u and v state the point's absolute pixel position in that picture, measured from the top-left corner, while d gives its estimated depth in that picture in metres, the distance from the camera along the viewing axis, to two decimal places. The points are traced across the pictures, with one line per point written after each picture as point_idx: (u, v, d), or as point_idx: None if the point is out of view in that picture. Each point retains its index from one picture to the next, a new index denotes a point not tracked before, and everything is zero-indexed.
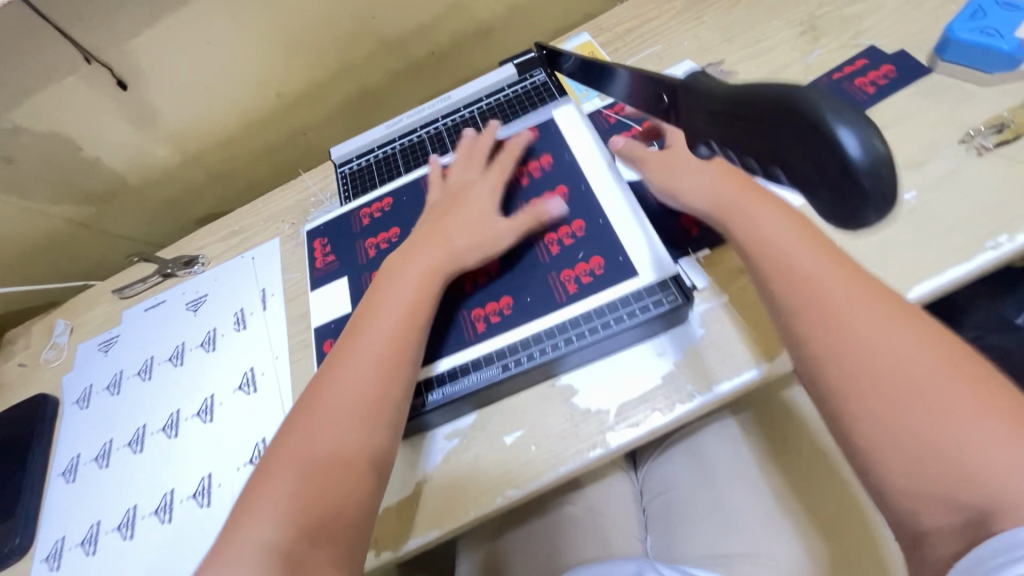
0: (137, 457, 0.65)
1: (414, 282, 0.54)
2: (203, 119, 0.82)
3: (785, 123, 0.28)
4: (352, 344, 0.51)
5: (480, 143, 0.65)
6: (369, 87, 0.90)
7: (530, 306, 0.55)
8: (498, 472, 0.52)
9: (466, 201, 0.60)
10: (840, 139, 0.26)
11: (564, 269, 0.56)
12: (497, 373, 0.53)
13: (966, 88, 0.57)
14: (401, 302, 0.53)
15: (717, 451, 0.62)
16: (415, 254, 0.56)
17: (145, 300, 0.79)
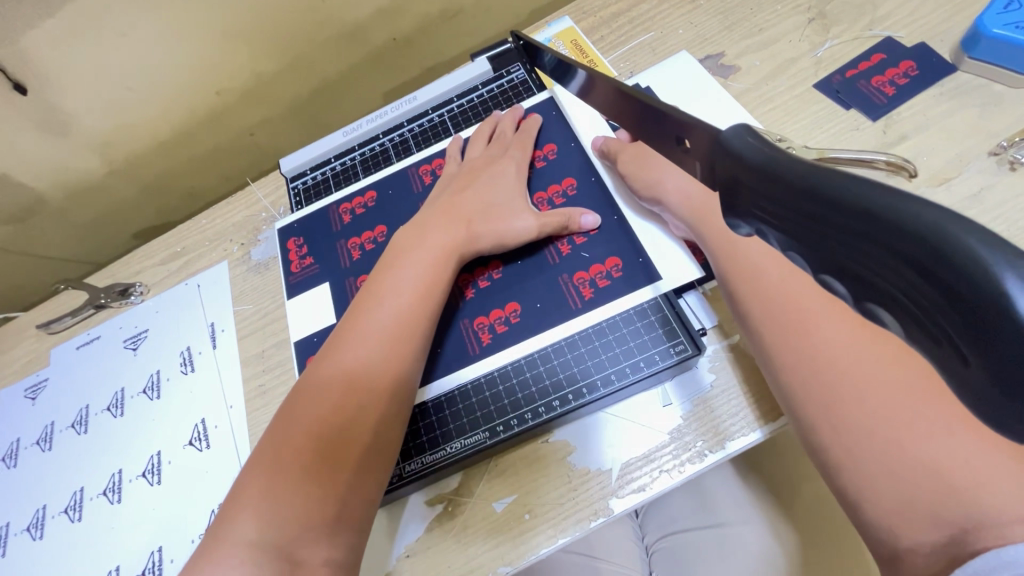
0: (76, 527, 0.57)
1: (408, 296, 0.49)
2: (128, 124, 0.71)
3: (904, 255, 0.16)
4: (358, 342, 0.47)
5: (479, 132, 0.60)
6: (322, 79, 0.79)
7: (522, 349, 0.50)
8: (487, 546, 0.46)
9: (467, 192, 0.55)
10: (1002, 288, 0.14)
11: (577, 271, 0.52)
12: (485, 440, 0.48)
13: (994, 89, 0.51)
14: (408, 299, 0.49)
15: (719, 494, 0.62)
16: (421, 247, 0.52)
17: (77, 336, 0.69)
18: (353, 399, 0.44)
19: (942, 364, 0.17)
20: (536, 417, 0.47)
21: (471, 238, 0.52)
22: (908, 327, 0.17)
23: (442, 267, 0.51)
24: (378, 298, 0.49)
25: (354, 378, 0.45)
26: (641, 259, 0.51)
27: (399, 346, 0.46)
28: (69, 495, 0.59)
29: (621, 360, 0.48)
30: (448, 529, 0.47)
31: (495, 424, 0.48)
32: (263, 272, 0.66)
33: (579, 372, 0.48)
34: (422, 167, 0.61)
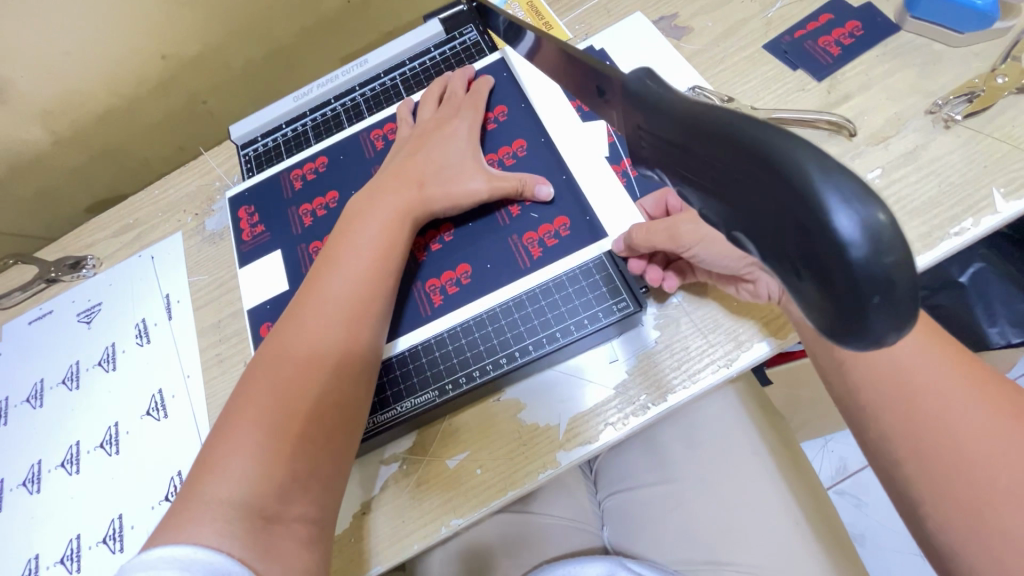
0: (35, 498, 0.57)
1: (368, 260, 0.49)
2: (70, 91, 0.69)
3: (759, 179, 0.19)
4: (318, 306, 0.46)
5: (430, 93, 0.59)
6: (275, 43, 0.77)
7: (470, 311, 0.51)
8: (441, 500, 0.47)
9: (419, 156, 0.54)
10: (830, 218, 0.17)
11: (526, 232, 0.53)
12: (434, 399, 0.48)
13: (934, 49, 0.52)
14: (367, 257, 0.48)
15: (669, 446, 0.64)
16: (375, 207, 0.51)
17: (29, 311, 0.68)
18: (309, 355, 0.43)
19: (792, 286, 0.20)
20: (484, 375, 0.48)
21: (423, 201, 0.52)
22: (766, 253, 0.21)
23: (399, 227, 0.50)
24: (334, 264, 0.48)
25: (313, 338, 0.44)
26: (590, 218, 0.51)
27: (359, 302, 0.47)
28: (27, 468, 0.59)
29: (565, 315, 0.49)
30: (402, 486, 0.48)
31: (444, 384, 0.49)
32: (217, 242, 0.65)
33: (527, 331, 0.49)
34: (373, 133, 0.60)
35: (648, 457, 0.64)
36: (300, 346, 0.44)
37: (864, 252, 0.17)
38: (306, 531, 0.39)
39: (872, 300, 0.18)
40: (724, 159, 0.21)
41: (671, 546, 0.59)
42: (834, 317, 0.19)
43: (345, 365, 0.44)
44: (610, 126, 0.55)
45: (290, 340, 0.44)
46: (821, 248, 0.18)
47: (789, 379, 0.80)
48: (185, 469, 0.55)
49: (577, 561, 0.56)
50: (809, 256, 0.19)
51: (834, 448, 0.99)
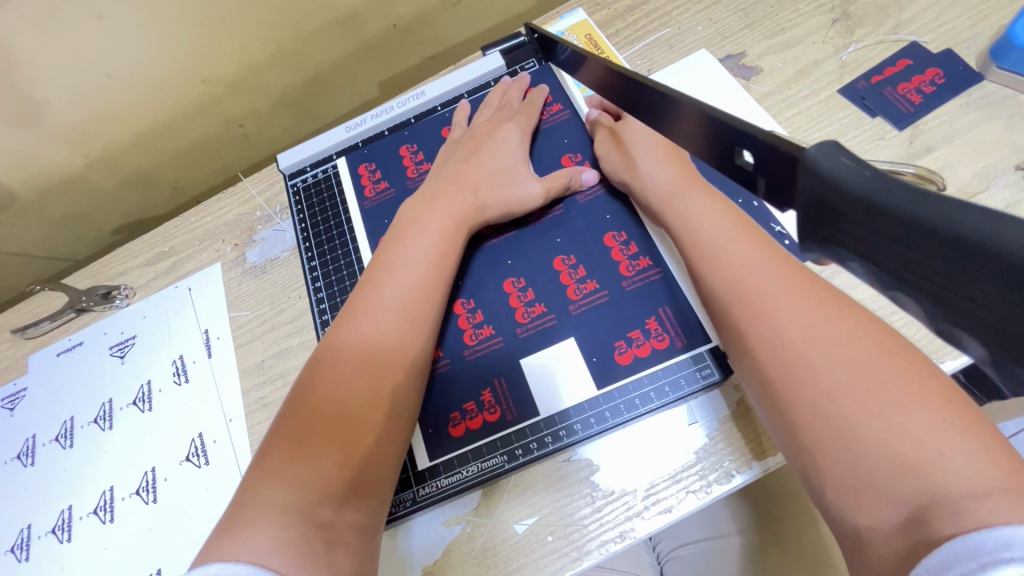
0: (66, 548, 0.54)
1: (426, 252, 0.49)
2: (107, 113, 0.66)
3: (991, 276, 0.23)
4: (375, 306, 0.46)
5: (507, 96, 0.58)
6: (318, 67, 0.74)
7: (517, 309, 0.50)
8: (510, 568, 0.44)
9: (473, 160, 0.54)
10: None
11: (579, 264, 0.50)
12: (503, 463, 0.46)
13: (1021, 101, 0.51)
14: (424, 259, 0.48)
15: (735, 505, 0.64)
16: (431, 209, 0.51)
17: (57, 342, 0.65)
18: (368, 360, 0.43)
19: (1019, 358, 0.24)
20: (555, 441, 0.46)
21: (478, 207, 0.51)
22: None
23: (456, 226, 0.50)
24: (388, 270, 0.48)
25: (361, 354, 0.43)
26: (654, 266, 0.49)
27: (420, 305, 0.46)
28: (57, 514, 0.56)
29: (617, 337, 0.47)
30: (465, 553, 0.45)
31: (514, 448, 0.46)
32: (260, 275, 0.63)
33: (565, 342, 0.48)
34: (404, 157, 0.59)
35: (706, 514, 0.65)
36: (359, 356, 0.43)
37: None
38: (357, 538, 0.38)
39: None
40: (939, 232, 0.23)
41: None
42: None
43: (393, 368, 0.43)
44: None
45: (342, 352, 0.44)
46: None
47: None
48: None
49: None
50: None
51: None
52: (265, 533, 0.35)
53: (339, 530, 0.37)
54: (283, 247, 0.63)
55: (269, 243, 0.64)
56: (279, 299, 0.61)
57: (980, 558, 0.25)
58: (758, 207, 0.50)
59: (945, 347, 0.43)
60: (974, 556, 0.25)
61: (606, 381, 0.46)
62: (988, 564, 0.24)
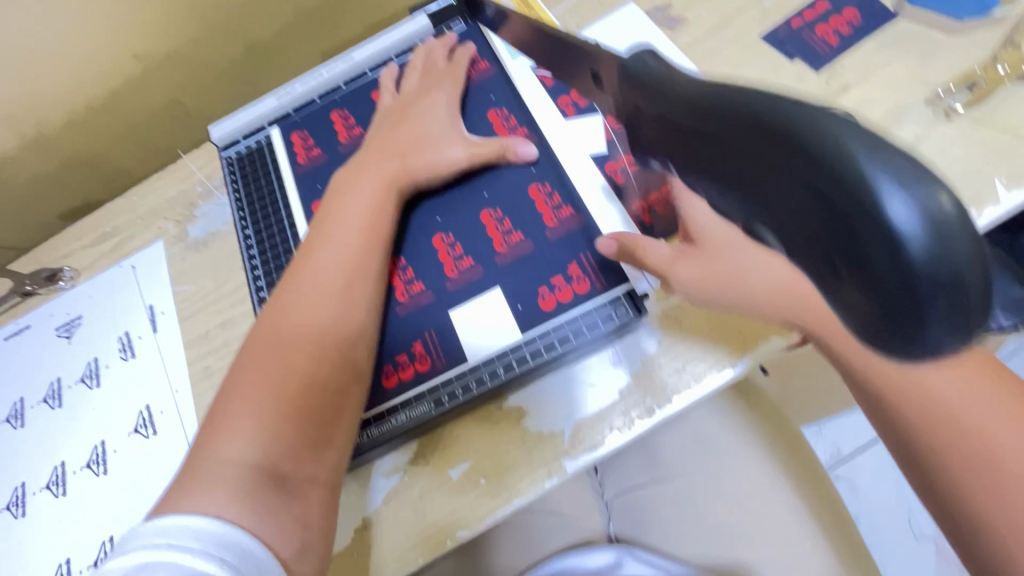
0: (21, 523, 0.55)
1: (363, 209, 0.49)
2: (39, 94, 0.65)
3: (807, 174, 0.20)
4: (312, 271, 0.46)
5: (434, 57, 0.59)
6: (253, 40, 0.73)
7: (446, 263, 0.51)
8: (445, 511, 0.46)
9: (403, 124, 0.54)
10: (886, 205, 0.18)
11: (507, 219, 0.51)
12: (430, 410, 0.47)
13: (933, 37, 0.52)
14: (358, 223, 0.48)
15: (676, 445, 0.64)
16: (362, 176, 0.51)
17: (5, 326, 0.65)
18: (306, 329, 0.43)
19: (831, 283, 0.22)
20: (480, 385, 0.47)
21: (407, 170, 0.51)
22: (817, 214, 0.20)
23: (388, 187, 0.50)
24: (324, 236, 0.48)
25: (302, 323, 0.43)
26: (575, 214, 0.50)
27: (359, 265, 0.47)
28: (11, 491, 0.57)
29: (541, 283, 0.49)
30: (404, 499, 0.47)
31: (440, 395, 0.47)
32: (201, 249, 0.63)
33: (495, 290, 0.49)
34: (335, 122, 0.60)
35: (647, 456, 0.65)
36: (298, 322, 0.43)
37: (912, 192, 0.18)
38: (314, 491, 0.39)
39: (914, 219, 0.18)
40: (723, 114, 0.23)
41: (686, 539, 0.59)
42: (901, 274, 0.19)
43: (333, 327, 0.44)
44: (606, 124, 0.54)
45: (284, 328, 0.43)
46: (852, 215, 0.19)
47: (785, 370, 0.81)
48: None
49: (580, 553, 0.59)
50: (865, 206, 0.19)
51: (829, 435, 1.04)
52: (221, 487, 0.35)
53: (297, 484, 0.38)
54: (224, 220, 0.63)
55: (210, 217, 0.64)
56: (222, 271, 0.61)
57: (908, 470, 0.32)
58: None
59: None
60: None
61: (531, 326, 0.48)
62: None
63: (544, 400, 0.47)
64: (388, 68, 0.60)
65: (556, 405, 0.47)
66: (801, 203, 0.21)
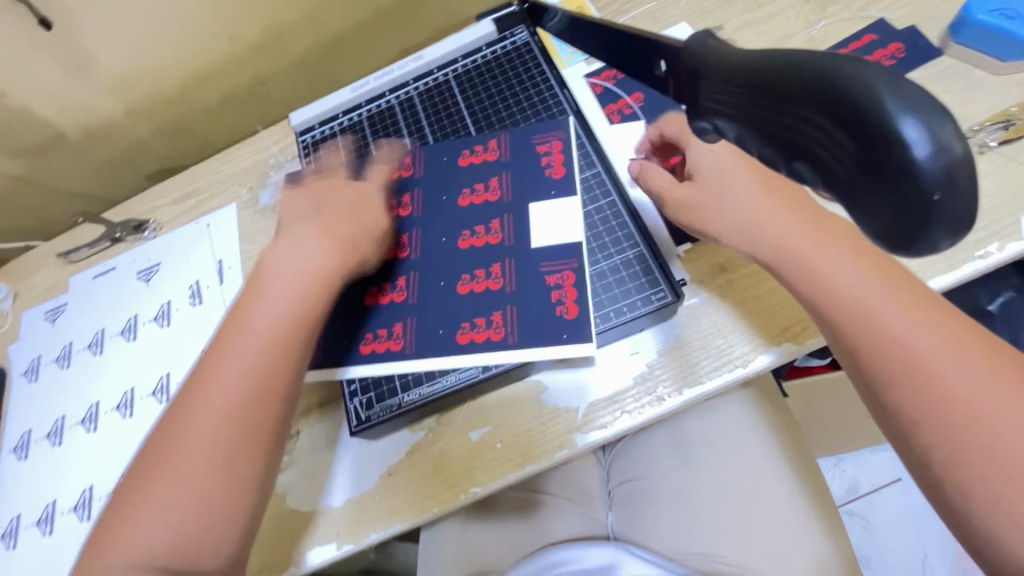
0: (92, 436, 0.63)
1: (294, 282, 0.46)
2: (146, 67, 0.74)
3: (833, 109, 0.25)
4: (242, 341, 0.44)
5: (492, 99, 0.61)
6: (334, 33, 0.81)
7: (443, 331, 0.51)
8: (462, 467, 0.51)
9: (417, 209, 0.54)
10: (903, 132, 0.23)
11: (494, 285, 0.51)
12: (477, 373, 0.51)
13: (975, 75, 0.53)
14: (285, 307, 0.45)
15: (670, 446, 0.67)
16: (301, 247, 0.48)
17: (94, 266, 0.74)
18: (230, 398, 0.41)
19: (861, 200, 0.26)
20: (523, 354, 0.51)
21: (333, 274, 0.48)
22: (828, 180, 0.27)
23: (317, 276, 0.47)
24: (257, 301, 0.46)
25: (223, 383, 0.42)
26: (579, 314, 0.48)
27: (280, 358, 0.43)
28: (86, 408, 0.65)
29: (491, 322, 0.50)
30: (426, 454, 0.52)
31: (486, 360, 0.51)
32: (270, 215, 0.70)
33: (464, 358, 0.49)
34: (401, 148, 0.63)
35: (640, 455, 0.69)
36: (225, 390, 0.42)
37: (932, 162, 0.23)
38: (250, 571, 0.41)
39: (933, 197, 0.23)
40: (769, 88, 0.28)
41: (673, 536, 0.60)
42: (899, 228, 0.25)
43: (265, 402, 0.42)
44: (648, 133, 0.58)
45: (219, 379, 0.42)
46: (872, 129, 0.24)
47: (806, 392, 0.81)
48: None
49: (578, 546, 0.58)
50: (878, 183, 0.25)
51: (847, 468, 1.03)
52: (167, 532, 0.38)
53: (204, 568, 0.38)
54: None
55: (280, 187, 0.71)
56: None
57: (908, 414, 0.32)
58: None
59: None
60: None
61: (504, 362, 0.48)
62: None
63: (569, 384, 0.51)
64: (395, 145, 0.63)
65: (578, 391, 0.51)
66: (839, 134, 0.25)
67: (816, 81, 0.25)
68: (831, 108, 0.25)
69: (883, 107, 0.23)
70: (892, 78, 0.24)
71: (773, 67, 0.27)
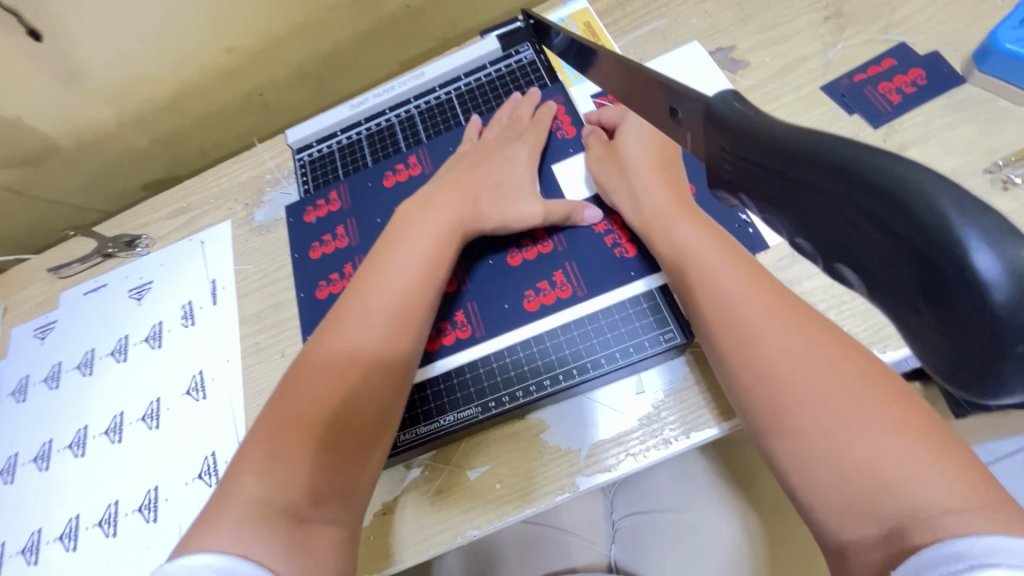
0: (79, 462, 0.61)
1: (432, 236, 0.52)
2: (140, 77, 0.72)
3: (892, 223, 0.20)
4: (363, 309, 0.49)
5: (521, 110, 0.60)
6: (334, 44, 0.78)
7: (518, 307, 0.53)
8: (458, 509, 0.49)
9: (481, 177, 0.56)
10: (972, 262, 0.18)
11: (540, 279, 0.54)
12: (477, 414, 0.50)
13: (1000, 105, 0.51)
14: (419, 266, 0.51)
15: (675, 480, 0.66)
16: (428, 215, 0.54)
17: (85, 282, 0.72)
18: (352, 353, 0.46)
19: (913, 320, 0.22)
20: (526, 395, 0.49)
21: (477, 216, 0.54)
22: (874, 290, 0.22)
23: (451, 234, 0.53)
24: (381, 273, 0.51)
25: (360, 334, 0.47)
26: (637, 252, 0.53)
27: (409, 307, 0.49)
28: (74, 432, 0.63)
29: (529, 287, 0.54)
30: (422, 493, 0.50)
31: (487, 401, 0.50)
32: (265, 234, 0.68)
33: (544, 322, 0.52)
34: (398, 162, 0.63)
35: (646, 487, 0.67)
36: (356, 336, 0.47)
37: (1012, 305, 0.18)
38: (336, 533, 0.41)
39: (1009, 343, 0.19)
40: (803, 176, 0.22)
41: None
42: (959, 362, 0.21)
43: (375, 367, 0.46)
44: None
45: (343, 330, 0.48)
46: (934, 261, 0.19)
47: None
48: (219, 451, 0.57)
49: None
50: (937, 314, 0.20)
51: None
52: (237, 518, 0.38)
53: (315, 527, 0.40)
54: None
55: (276, 205, 0.69)
56: (280, 255, 0.66)
57: (967, 560, 0.25)
58: None
59: (887, 337, 0.45)
60: (962, 557, 0.26)
61: (525, 329, 0.52)
62: (975, 565, 0.25)
63: (567, 421, 0.49)
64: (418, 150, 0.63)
65: (581, 437, 0.48)
66: (892, 251, 0.20)
67: (891, 182, 0.20)
68: (890, 219, 0.20)
69: (951, 235, 0.18)
70: (962, 193, 0.19)
71: (812, 154, 0.22)
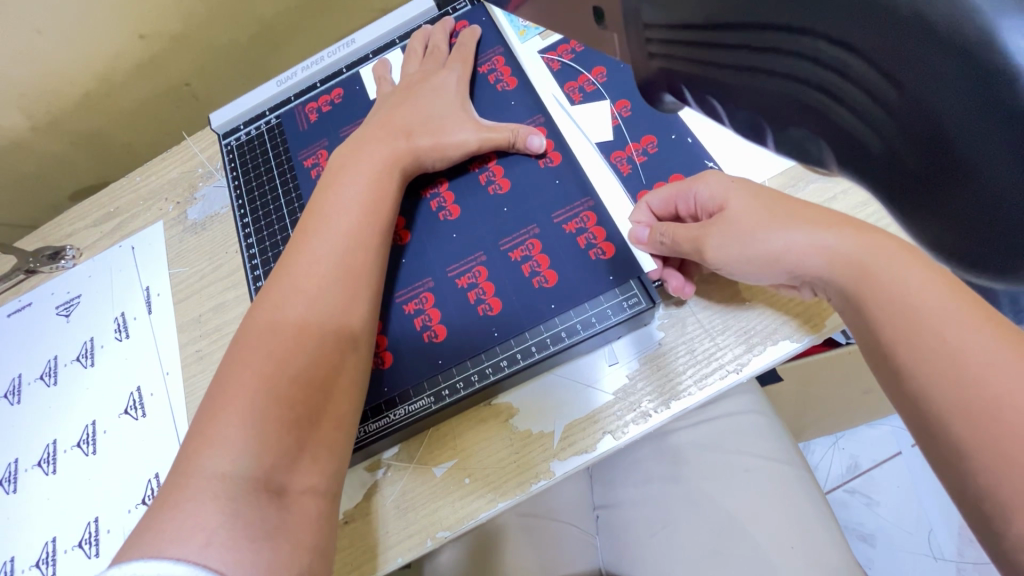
0: (12, 499, 0.55)
1: (375, 178, 0.47)
2: (47, 75, 0.65)
3: None
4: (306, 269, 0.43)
5: (435, 37, 0.57)
6: (260, 20, 0.72)
7: (487, 182, 0.51)
8: (428, 509, 0.44)
9: (408, 104, 0.52)
10: None
11: (502, 240, 0.48)
12: (430, 405, 0.44)
13: None
14: (356, 210, 0.46)
15: (657, 457, 0.61)
16: (361, 160, 0.48)
17: (7, 302, 0.65)
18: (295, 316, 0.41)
19: None
20: (481, 379, 0.44)
21: (414, 154, 0.49)
22: None
23: (390, 173, 0.48)
24: (321, 225, 0.45)
25: (298, 299, 0.41)
26: (563, 160, 0.50)
27: (351, 259, 0.44)
28: (4, 467, 0.57)
29: (479, 247, 0.49)
30: (388, 496, 0.45)
31: (440, 389, 0.45)
32: (199, 232, 0.62)
33: (499, 281, 0.47)
34: (319, 95, 0.60)
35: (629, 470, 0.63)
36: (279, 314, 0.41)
37: None
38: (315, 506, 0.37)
39: None
40: None
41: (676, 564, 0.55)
42: None
43: (308, 338, 0.40)
44: (614, 110, 0.51)
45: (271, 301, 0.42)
46: None
47: (802, 376, 0.75)
48: (162, 472, 0.52)
49: None
50: None
51: (846, 446, 0.96)
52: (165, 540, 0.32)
53: (294, 497, 0.36)
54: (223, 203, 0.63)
55: (210, 200, 0.63)
56: (218, 253, 0.60)
57: None
58: (693, 142, 0.48)
59: None
60: None
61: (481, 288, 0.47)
62: None
63: (598, 242, 0.46)
64: (337, 86, 0.60)
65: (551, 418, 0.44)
66: None
67: None
68: None
69: None
70: None
71: None
